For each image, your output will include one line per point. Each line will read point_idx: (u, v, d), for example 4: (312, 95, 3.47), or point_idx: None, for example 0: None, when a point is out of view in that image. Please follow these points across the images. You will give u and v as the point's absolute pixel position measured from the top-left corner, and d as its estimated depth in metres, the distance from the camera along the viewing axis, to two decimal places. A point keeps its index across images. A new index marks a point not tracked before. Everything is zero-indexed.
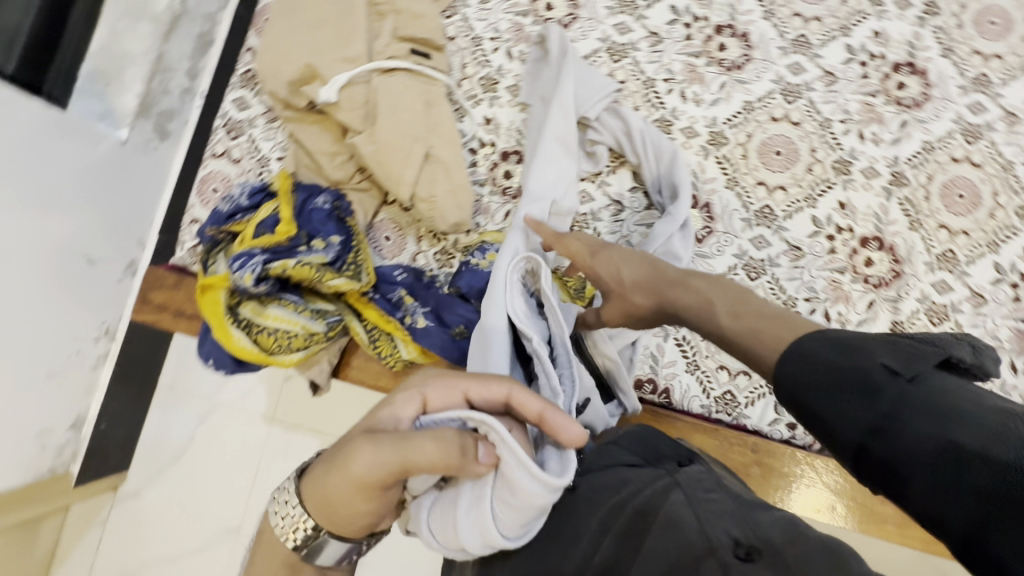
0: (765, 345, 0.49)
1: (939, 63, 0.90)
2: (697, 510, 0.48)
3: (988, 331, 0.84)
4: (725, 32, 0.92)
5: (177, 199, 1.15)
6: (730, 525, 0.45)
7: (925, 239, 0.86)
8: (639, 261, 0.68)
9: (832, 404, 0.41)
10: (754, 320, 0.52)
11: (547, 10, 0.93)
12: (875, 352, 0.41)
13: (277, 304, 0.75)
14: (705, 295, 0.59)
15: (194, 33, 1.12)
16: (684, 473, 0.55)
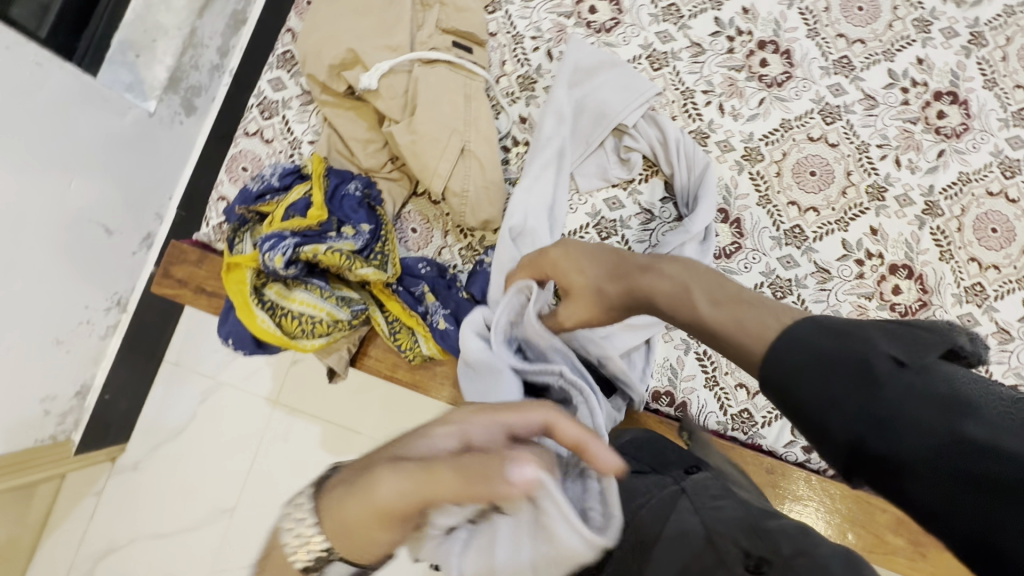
0: (748, 333, 0.48)
1: (981, 95, 0.89)
2: (703, 517, 0.47)
3: (1012, 368, 0.83)
4: (768, 48, 0.91)
5: (199, 175, 1.14)
6: (738, 535, 0.43)
7: (955, 271, 0.86)
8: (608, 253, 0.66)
9: (823, 396, 0.40)
10: (730, 306, 0.52)
11: (590, 13, 0.93)
12: (874, 342, 0.41)
13: (304, 289, 0.74)
14: (680, 281, 0.57)
15: (230, 10, 1.12)
16: (693, 480, 0.54)
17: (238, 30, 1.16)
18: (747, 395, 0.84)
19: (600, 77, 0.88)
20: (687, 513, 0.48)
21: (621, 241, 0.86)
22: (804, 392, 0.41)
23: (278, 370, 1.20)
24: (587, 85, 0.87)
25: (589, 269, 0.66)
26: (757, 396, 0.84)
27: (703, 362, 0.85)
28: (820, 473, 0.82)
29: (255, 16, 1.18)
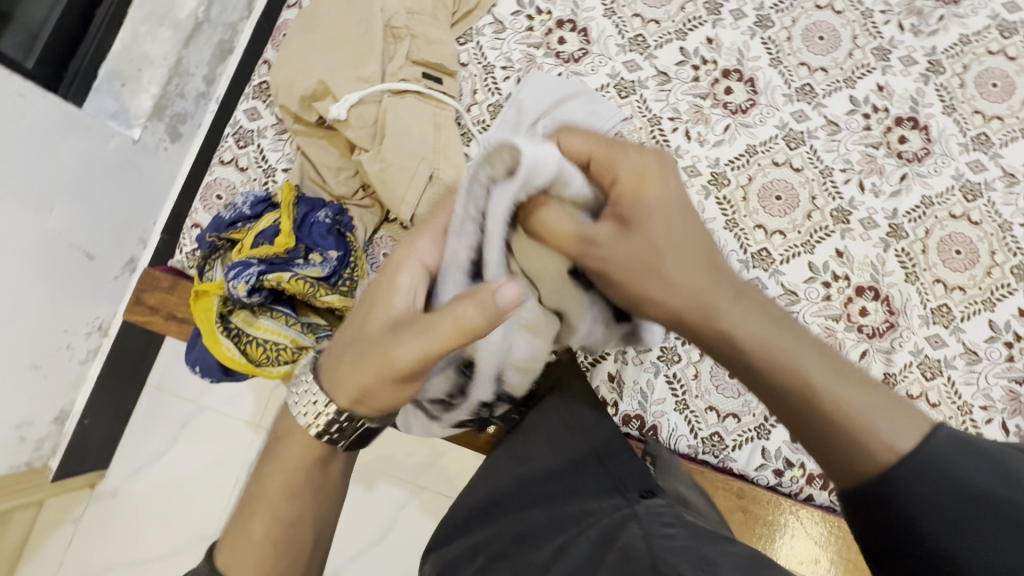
0: (859, 428, 0.42)
1: (941, 120, 0.91)
2: (651, 541, 0.50)
3: (980, 389, 0.83)
4: (732, 77, 0.94)
5: (182, 200, 1.15)
6: (683, 563, 0.45)
7: (921, 292, 0.86)
8: (684, 227, 0.50)
9: (932, 495, 0.39)
10: (847, 388, 0.43)
11: (559, 44, 0.95)
12: (1006, 474, 0.40)
13: (269, 316, 0.75)
14: (782, 335, 0.46)
15: (215, 40, 1.13)
16: (644, 505, 0.57)
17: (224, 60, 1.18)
18: (717, 418, 0.84)
19: (569, 105, 0.90)
20: (637, 536, 0.51)
21: None
22: (912, 489, 0.40)
23: (258, 395, 1.20)
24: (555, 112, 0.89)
25: (676, 238, 0.50)
26: (727, 419, 0.84)
27: (673, 385, 0.85)
28: (791, 496, 0.81)
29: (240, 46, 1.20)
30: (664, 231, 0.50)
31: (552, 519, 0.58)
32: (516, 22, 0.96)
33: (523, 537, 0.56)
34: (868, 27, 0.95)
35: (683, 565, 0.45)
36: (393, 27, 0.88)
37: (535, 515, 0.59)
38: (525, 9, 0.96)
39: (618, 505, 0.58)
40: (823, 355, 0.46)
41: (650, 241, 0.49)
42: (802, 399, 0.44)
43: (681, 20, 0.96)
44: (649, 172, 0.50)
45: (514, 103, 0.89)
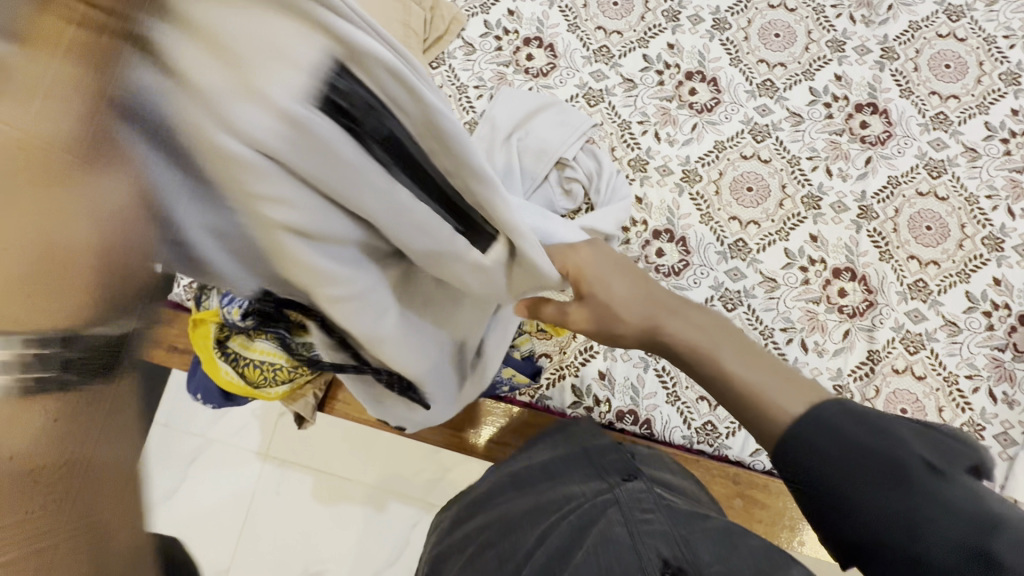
0: (772, 411, 0.43)
1: (899, 103, 0.95)
2: (630, 529, 0.55)
3: (964, 359, 0.85)
4: (695, 78, 0.98)
5: None
6: (660, 545, 0.52)
7: (897, 269, 0.89)
8: (625, 276, 0.52)
9: (839, 465, 0.38)
10: (761, 374, 0.45)
11: (527, 60, 1.00)
12: (908, 441, 0.38)
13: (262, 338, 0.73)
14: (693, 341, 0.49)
15: None
16: (624, 486, 0.63)
17: None
18: (709, 407, 0.86)
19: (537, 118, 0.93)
20: (618, 518, 0.57)
21: None
22: (813, 448, 0.39)
23: (265, 422, 1.22)
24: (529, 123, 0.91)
25: (619, 292, 0.51)
26: (718, 407, 0.85)
27: (663, 378, 0.87)
28: None
29: None
30: (606, 291, 0.51)
31: (532, 509, 0.61)
32: (484, 43, 1.01)
33: (509, 525, 0.59)
34: (822, 22, 0.99)
35: (662, 546, 0.52)
36: None
37: (516, 505, 0.63)
38: (493, 30, 1.01)
39: (599, 488, 0.63)
40: (748, 347, 0.48)
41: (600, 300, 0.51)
42: (733, 399, 0.46)
43: (642, 30, 1.01)
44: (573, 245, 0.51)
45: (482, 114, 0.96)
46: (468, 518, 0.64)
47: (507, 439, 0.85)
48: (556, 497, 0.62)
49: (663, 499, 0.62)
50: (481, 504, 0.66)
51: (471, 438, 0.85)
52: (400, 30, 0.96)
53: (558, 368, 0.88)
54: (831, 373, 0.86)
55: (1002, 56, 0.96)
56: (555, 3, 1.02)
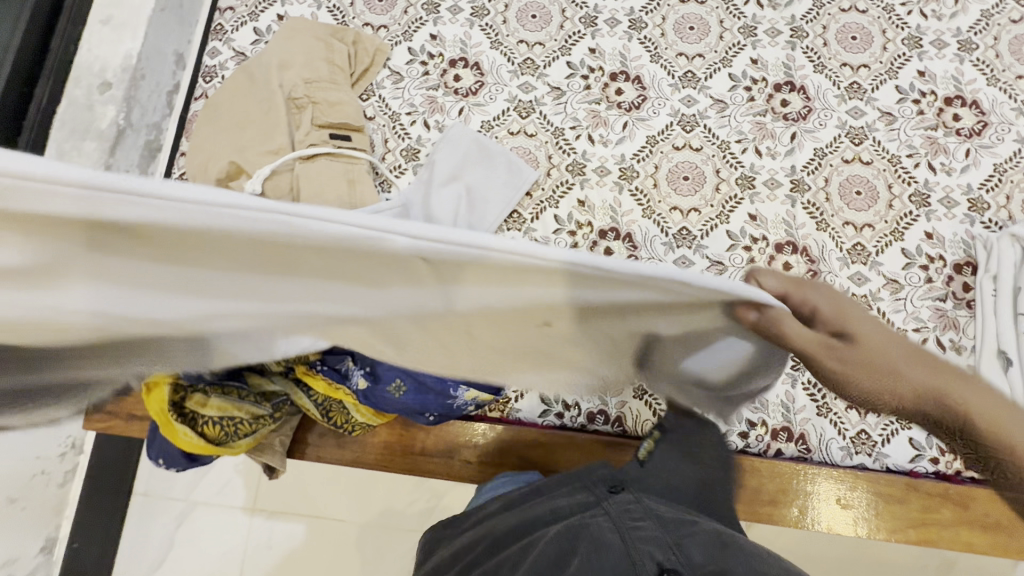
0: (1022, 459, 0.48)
1: (814, 79, 0.99)
2: (623, 534, 0.56)
3: (911, 314, 0.88)
4: (619, 78, 1.01)
5: None
6: (654, 550, 0.52)
7: (834, 237, 0.92)
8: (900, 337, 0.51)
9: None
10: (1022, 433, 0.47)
11: (455, 81, 1.01)
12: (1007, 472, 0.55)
13: (218, 392, 0.71)
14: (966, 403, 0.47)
15: (141, 141, 1.07)
16: (612, 497, 0.64)
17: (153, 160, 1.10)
18: None
19: (470, 153, 0.96)
20: (608, 526, 0.58)
21: None
22: None
23: (247, 477, 1.19)
24: (461, 161, 0.95)
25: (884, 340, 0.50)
26: None
27: None
28: (762, 455, 0.84)
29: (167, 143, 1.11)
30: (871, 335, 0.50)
31: (522, 527, 0.62)
32: (411, 70, 1.02)
33: (500, 545, 0.61)
34: (731, 10, 1.03)
35: (656, 552, 0.52)
36: (294, 98, 0.93)
37: (505, 524, 0.64)
38: (418, 56, 1.02)
39: (587, 501, 0.64)
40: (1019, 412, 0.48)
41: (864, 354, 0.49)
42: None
43: (562, 38, 1.03)
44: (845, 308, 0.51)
45: (414, 147, 0.98)
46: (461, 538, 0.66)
47: (485, 457, 0.85)
48: (544, 513, 0.63)
49: (652, 507, 0.63)
50: (474, 523, 0.68)
51: (447, 460, 0.85)
52: (325, 67, 0.96)
53: None
54: None
55: (902, 22, 1.01)
56: (475, 23, 1.04)
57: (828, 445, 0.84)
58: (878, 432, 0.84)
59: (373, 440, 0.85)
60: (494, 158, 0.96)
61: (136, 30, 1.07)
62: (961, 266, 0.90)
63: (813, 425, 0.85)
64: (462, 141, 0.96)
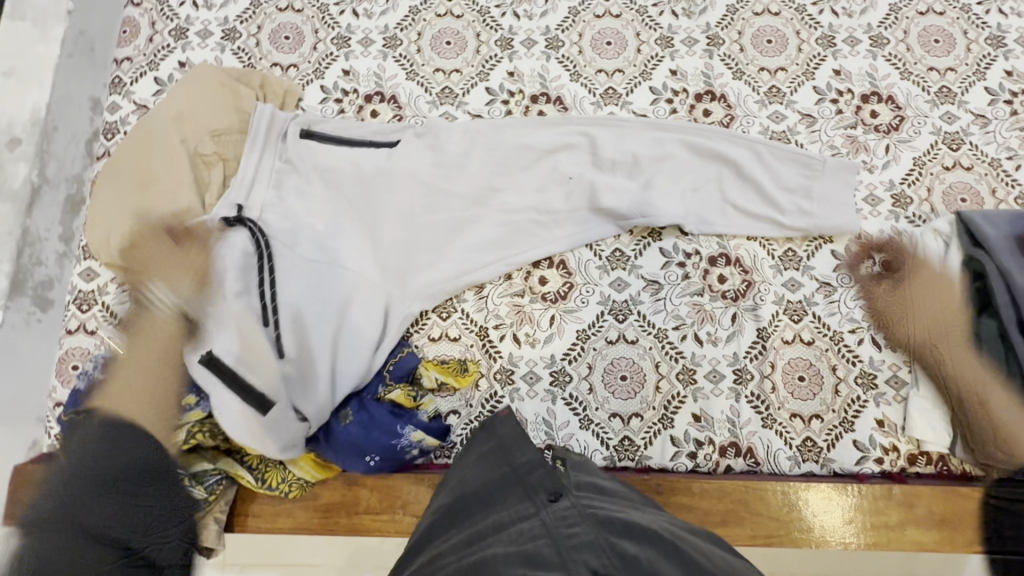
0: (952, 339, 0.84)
1: (734, 85, 0.98)
2: (559, 547, 0.54)
3: (845, 315, 0.89)
4: (541, 100, 0.99)
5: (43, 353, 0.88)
6: (589, 557, 0.52)
7: (765, 245, 0.92)
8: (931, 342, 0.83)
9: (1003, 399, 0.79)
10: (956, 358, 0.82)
11: (372, 117, 0.98)
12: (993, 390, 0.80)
13: (153, 480, 0.71)
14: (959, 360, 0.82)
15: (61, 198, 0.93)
16: (552, 509, 0.60)
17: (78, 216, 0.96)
18: (623, 423, 0.86)
19: (384, 174, 0.90)
20: (545, 543, 0.55)
21: (462, 315, 0.90)
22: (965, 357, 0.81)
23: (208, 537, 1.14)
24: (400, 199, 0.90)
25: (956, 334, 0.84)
26: (632, 421, 0.86)
27: (573, 405, 0.86)
28: (713, 473, 0.84)
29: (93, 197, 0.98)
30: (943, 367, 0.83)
31: (468, 541, 0.59)
32: (325, 109, 0.98)
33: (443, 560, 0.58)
34: (647, 22, 1.02)
35: (590, 558, 0.52)
36: (201, 155, 0.88)
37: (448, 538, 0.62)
38: (332, 93, 0.99)
39: (534, 531, 0.57)
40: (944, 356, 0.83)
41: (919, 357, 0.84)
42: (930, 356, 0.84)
43: (480, 63, 1.01)
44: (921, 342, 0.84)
45: (300, 181, 0.89)
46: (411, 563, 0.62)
47: None
48: (485, 531, 0.59)
49: (589, 506, 0.60)
50: (420, 545, 0.64)
51: (394, 517, 0.81)
52: (234, 116, 0.92)
53: (468, 423, 0.85)
54: (728, 360, 0.87)
55: (815, 22, 1.01)
56: (388, 54, 1.01)
57: (775, 456, 0.84)
58: (823, 437, 0.85)
59: (314, 502, 0.81)
60: (417, 178, 0.90)
61: (42, 77, 0.90)
62: (890, 263, 0.91)
63: (760, 438, 0.85)
64: (372, 174, 0.89)
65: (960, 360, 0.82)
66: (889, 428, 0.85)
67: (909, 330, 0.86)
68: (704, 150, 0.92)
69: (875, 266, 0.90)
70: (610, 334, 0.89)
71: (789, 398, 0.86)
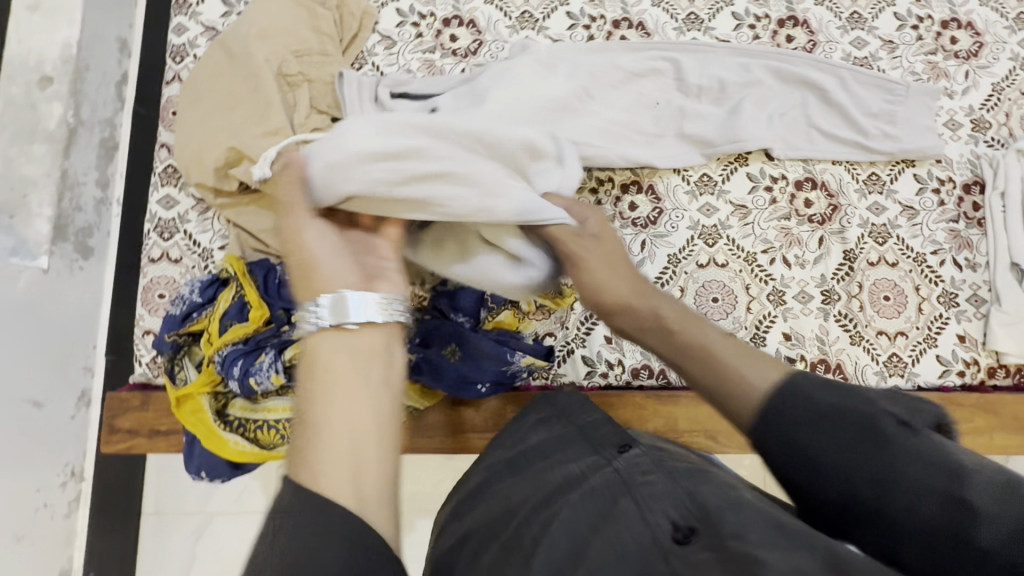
0: (667, 298, 0.66)
1: (816, 12, 0.98)
2: (637, 498, 0.53)
3: (927, 237, 0.91)
4: (623, 26, 0.97)
5: (121, 292, 1.01)
6: (667, 508, 0.52)
7: (850, 169, 0.93)
8: (630, 275, 0.68)
9: None
10: (677, 304, 0.65)
11: (451, 42, 0.95)
12: None
13: (277, 395, 0.72)
14: (690, 320, 0.63)
15: (96, 140, 0.98)
16: (624, 459, 0.59)
17: (111, 159, 1.01)
18: None
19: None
20: (621, 490, 0.55)
21: None
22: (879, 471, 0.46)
23: (265, 483, 1.14)
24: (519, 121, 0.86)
25: (660, 305, 0.66)
26: None
27: None
28: None
29: (125, 141, 1.03)
30: (665, 306, 0.65)
31: (540, 492, 0.59)
32: (403, 33, 0.95)
33: (512, 510, 0.58)
34: None
35: (669, 510, 0.51)
36: (287, 75, 0.85)
37: (510, 480, 0.62)
38: (409, 17, 0.95)
39: (610, 479, 0.57)
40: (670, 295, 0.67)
41: (641, 296, 0.66)
42: (651, 303, 0.66)
43: None
44: (645, 286, 0.67)
45: None
46: (467, 514, 0.61)
47: None
48: (556, 481, 0.59)
49: (663, 458, 0.59)
50: (478, 494, 0.63)
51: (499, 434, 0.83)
52: (312, 37, 0.89)
53: (565, 344, 0.86)
54: (816, 281, 0.89)
55: None
56: None
57: (863, 372, 0.87)
58: (908, 353, 0.87)
59: (421, 423, 0.83)
60: (517, 90, 0.84)
61: (72, 14, 0.91)
62: (970, 186, 0.92)
63: (848, 354, 0.87)
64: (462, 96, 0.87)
65: (675, 311, 0.64)
66: (969, 343, 0.88)
67: (613, 291, 0.67)
68: (791, 77, 0.93)
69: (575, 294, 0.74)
70: (701, 259, 0.90)
71: (875, 316, 0.88)
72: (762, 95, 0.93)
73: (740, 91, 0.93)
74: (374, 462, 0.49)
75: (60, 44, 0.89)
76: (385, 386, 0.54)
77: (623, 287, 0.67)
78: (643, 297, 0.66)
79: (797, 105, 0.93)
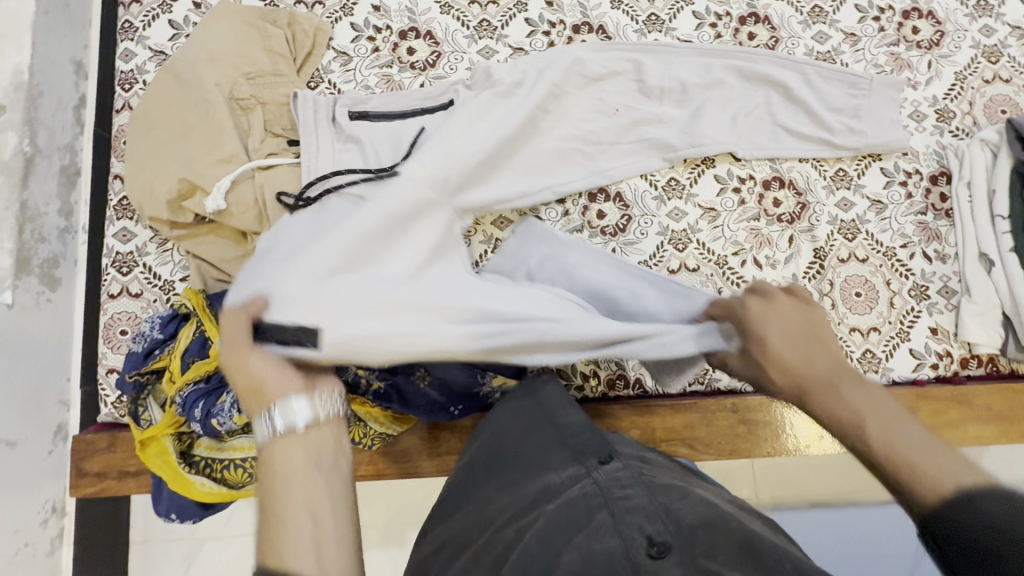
0: (853, 387, 0.57)
1: (777, 7, 0.97)
2: (613, 511, 0.52)
3: (897, 231, 0.91)
4: (583, 31, 0.95)
5: (87, 326, 0.99)
6: (643, 521, 0.50)
7: (817, 166, 0.92)
8: (808, 358, 0.62)
9: None
10: (857, 397, 0.56)
11: (409, 55, 0.93)
12: None
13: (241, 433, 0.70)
14: (860, 414, 0.54)
15: (57, 167, 0.94)
16: (605, 471, 0.59)
17: (73, 186, 0.98)
18: None
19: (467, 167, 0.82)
20: (599, 503, 0.54)
21: None
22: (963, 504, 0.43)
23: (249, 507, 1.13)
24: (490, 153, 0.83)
25: (850, 399, 0.56)
26: None
27: None
28: None
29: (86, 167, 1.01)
30: (847, 400, 0.56)
31: (516, 502, 0.58)
32: (358, 48, 0.93)
33: (488, 521, 0.57)
34: None
35: (645, 523, 0.50)
36: (239, 98, 0.83)
37: (485, 492, 0.61)
38: (364, 31, 0.93)
39: (588, 490, 0.56)
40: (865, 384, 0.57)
41: (816, 384, 0.60)
42: (817, 395, 0.59)
43: None
44: (833, 379, 0.59)
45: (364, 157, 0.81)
46: (443, 526, 0.61)
47: None
48: (535, 492, 0.58)
49: (644, 473, 0.58)
50: (457, 503, 0.62)
51: None
52: (263, 58, 0.86)
53: None
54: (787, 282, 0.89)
55: None
56: None
57: None
58: (881, 348, 0.87)
59: (396, 448, 0.82)
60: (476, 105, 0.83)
61: (20, 38, 0.86)
62: (937, 177, 0.92)
63: None
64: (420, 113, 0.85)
65: (855, 404, 0.56)
66: (942, 335, 0.88)
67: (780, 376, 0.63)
68: (755, 76, 0.92)
69: (732, 346, 0.68)
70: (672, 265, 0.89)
71: (848, 313, 0.88)
72: (726, 95, 0.92)
73: (704, 93, 0.92)
74: (333, 536, 0.51)
75: (7, 69, 0.84)
76: (338, 466, 0.58)
77: (807, 371, 0.61)
78: (830, 386, 0.58)
79: (762, 105, 0.92)
